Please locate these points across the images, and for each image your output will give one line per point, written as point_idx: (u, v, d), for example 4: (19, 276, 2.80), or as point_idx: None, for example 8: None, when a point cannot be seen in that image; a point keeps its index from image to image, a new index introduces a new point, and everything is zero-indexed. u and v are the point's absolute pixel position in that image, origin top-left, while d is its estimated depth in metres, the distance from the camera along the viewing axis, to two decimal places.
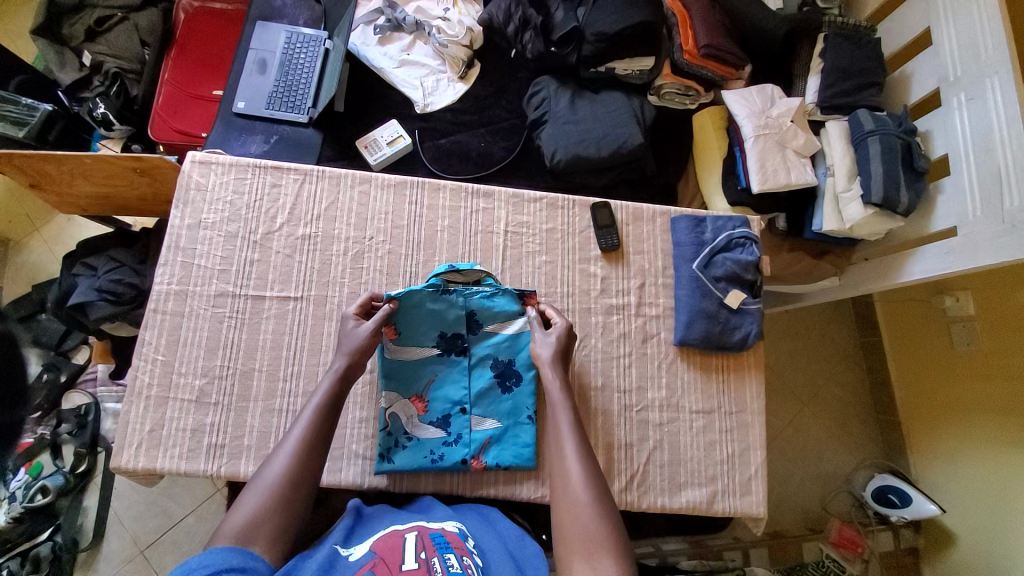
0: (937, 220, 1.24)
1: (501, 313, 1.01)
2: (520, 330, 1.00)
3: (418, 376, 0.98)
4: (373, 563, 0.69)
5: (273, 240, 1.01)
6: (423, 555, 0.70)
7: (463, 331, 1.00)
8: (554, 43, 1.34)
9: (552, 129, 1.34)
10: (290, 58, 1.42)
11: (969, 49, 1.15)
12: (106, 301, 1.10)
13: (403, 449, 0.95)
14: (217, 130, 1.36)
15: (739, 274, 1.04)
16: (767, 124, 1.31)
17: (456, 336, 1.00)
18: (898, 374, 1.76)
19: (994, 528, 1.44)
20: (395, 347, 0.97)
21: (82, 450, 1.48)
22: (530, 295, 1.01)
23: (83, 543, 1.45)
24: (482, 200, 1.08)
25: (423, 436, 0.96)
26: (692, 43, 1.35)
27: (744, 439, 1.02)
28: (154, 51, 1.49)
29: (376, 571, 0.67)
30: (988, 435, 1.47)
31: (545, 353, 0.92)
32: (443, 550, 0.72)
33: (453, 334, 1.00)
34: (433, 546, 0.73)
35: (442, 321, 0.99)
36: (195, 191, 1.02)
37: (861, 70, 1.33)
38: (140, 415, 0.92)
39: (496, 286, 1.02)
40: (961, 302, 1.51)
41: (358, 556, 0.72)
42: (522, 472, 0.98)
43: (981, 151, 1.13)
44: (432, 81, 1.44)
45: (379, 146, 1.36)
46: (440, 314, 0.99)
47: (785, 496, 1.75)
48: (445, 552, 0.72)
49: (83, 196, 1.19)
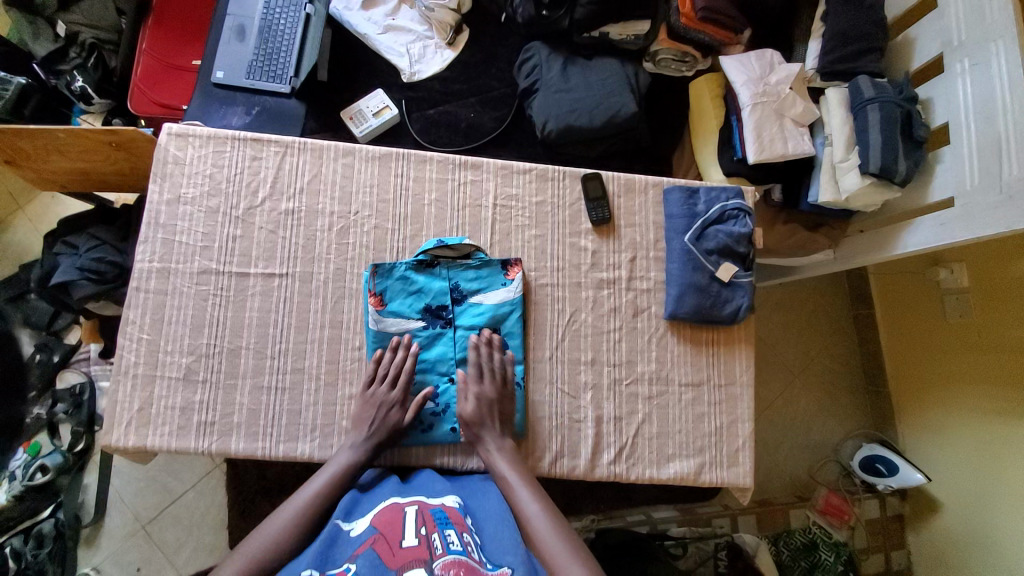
0: (934, 189, 1.21)
1: (487, 284, 1.00)
2: (504, 300, 0.99)
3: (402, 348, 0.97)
4: (375, 538, 0.72)
5: (255, 216, 0.99)
6: (423, 531, 0.73)
7: (448, 302, 0.99)
8: (545, 5, 1.28)
9: (543, 99, 1.29)
10: (269, 24, 1.35)
11: (975, 12, 1.10)
12: (88, 280, 1.09)
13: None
14: (196, 102, 1.31)
15: (731, 247, 1.02)
16: (766, 91, 1.26)
17: (441, 309, 0.99)
18: (890, 345, 1.77)
19: (980, 494, 1.48)
20: (379, 317, 0.96)
21: (79, 429, 1.48)
22: (513, 262, 1.01)
23: (86, 519, 1.48)
24: (470, 172, 1.05)
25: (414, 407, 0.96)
26: (688, 6, 1.29)
27: (733, 412, 1.03)
28: (131, 20, 1.42)
29: (377, 547, 0.70)
30: (976, 403, 1.48)
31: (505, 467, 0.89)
32: (444, 526, 0.75)
33: (438, 306, 0.99)
34: (433, 522, 0.75)
35: (426, 293, 0.99)
36: (173, 165, 0.99)
37: (864, 34, 1.27)
38: (128, 394, 0.92)
39: (484, 260, 1.01)
40: (956, 273, 1.49)
41: (360, 532, 0.76)
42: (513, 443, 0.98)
43: (981, 120, 1.10)
44: (419, 48, 1.37)
45: (365, 117, 1.32)
46: (423, 288, 0.98)
47: (773, 464, 1.78)
48: (444, 528, 0.74)
49: (60, 171, 1.15)
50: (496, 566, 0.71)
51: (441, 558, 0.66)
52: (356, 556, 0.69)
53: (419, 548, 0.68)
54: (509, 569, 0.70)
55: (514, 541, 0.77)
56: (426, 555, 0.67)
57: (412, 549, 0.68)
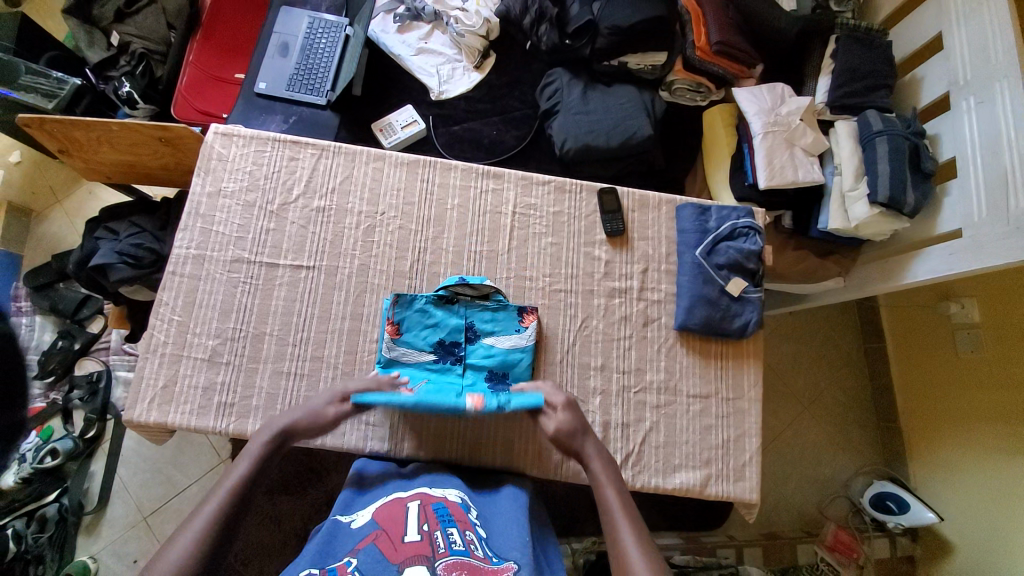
0: (942, 223, 1.24)
1: (501, 326, 1.01)
2: (515, 346, 0.99)
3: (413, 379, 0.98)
4: (376, 534, 0.72)
5: (288, 211, 1.05)
6: (425, 527, 0.73)
7: (462, 339, 1.00)
8: (568, 35, 1.37)
9: (563, 119, 1.36)
10: (311, 43, 1.45)
11: (980, 53, 1.15)
12: (126, 264, 1.14)
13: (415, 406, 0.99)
14: (238, 108, 1.40)
15: (741, 263, 1.05)
16: (776, 121, 1.32)
17: (454, 345, 1.00)
18: (900, 379, 1.76)
19: (991, 538, 1.43)
20: (393, 348, 0.98)
21: (92, 416, 1.50)
22: (529, 311, 1.02)
23: (88, 507, 1.48)
24: (492, 181, 1.11)
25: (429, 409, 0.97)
26: (704, 40, 1.37)
27: (740, 426, 1.04)
28: (181, 34, 1.53)
29: (378, 544, 0.70)
30: (988, 441, 1.46)
31: (614, 506, 0.78)
32: (446, 524, 0.74)
33: (451, 342, 1.00)
34: (436, 519, 0.75)
35: (442, 330, 1.00)
36: (216, 161, 1.06)
37: (873, 72, 1.33)
38: (154, 372, 0.96)
39: (502, 302, 1.02)
40: (966, 308, 1.49)
41: (361, 526, 0.76)
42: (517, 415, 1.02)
43: (988, 154, 1.13)
44: (448, 70, 1.47)
45: (394, 130, 1.40)
46: (440, 324, 1.00)
47: (781, 497, 1.74)
48: (447, 526, 0.74)
49: (108, 162, 1.23)
50: (501, 561, 0.70)
51: (444, 557, 0.66)
52: (357, 550, 0.69)
53: (420, 544, 0.69)
54: (515, 565, 0.70)
55: (522, 539, 0.76)
56: (427, 551, 0.67)
57: (414, 545, 0.68)
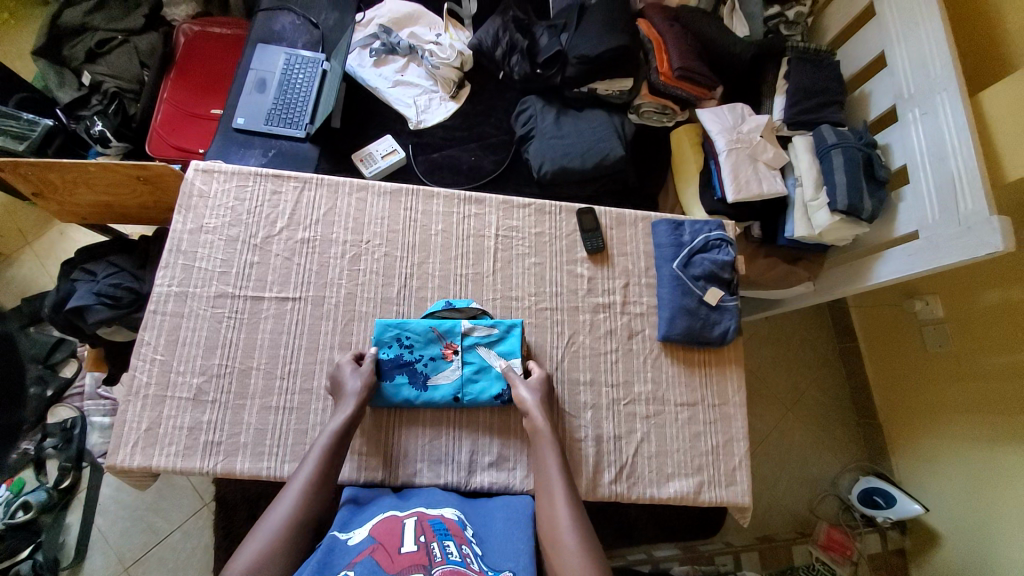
0: (899, 226, 1.32)
1: (505, 348, 1.04)
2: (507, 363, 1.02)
3: (411, 372, 1.00)
4: (373, 547, 0.71)
5: (272, 244, 1.05)
6: (422, 539, 0.73)
7: (458, 343, 1.02)
8: (539, 65, 1.45)
9: (538, 144, 1.42)
10: (289, 77, 1.48)
11: (920, 68, 1.25)
12: (104, 305, 1.12)
13: (418, 391, 1.00)
14: (216, 144, 1.41)
15: (716, 273, 1.11)
16: (739, 139, 1.40)
17: (450, 347, 1.02)
18: (876, 376, 1.82)
19: (975, 524, 1.49)
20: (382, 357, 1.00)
21: (67, 464, 1.43)
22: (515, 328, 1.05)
23: (64, 562, 1.40)
24: (474, 207, 1.14)
25: (438, 381, 1.01)
26: (666, 67, 1.45)
27: (728, 431, 1.07)
28: (154, 72, 1.54)
29: (376, 556, 0.68)
30: (963, 432, 1.52)
31: (556, 473, 0.87)
32: (443, 537, 0.74)
33: (449, 344, 1.02)
34: (433, 532, 0.75)
35: (440, 337, 1.02)
36: (197, 197, 1.06)
37: (822, 90, 1.44)
38: (137, 414, 0.94)
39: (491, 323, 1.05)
40: (930, 305, 1.58)
41: (359, 541, 0.75)
42: (512, 414, 1.03)
43: (934, 160, 1.22)
44: (425, 100, 1.52)
45: (374, 160, 1.44)
46: (438, 335, 1.02)
47: (773, 499, 1.77)
48: (444, 538, 0.74)
49: (83, 203, 1.22)
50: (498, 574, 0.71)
51: (441, 565, 0.65)
52: (354, 563, 0.68)
53: (418, 554, 0.68)
54: None
55: (522, 547, 0.80)
56: (425, 561, 0.66)
57: (411, 555, 0.68)
